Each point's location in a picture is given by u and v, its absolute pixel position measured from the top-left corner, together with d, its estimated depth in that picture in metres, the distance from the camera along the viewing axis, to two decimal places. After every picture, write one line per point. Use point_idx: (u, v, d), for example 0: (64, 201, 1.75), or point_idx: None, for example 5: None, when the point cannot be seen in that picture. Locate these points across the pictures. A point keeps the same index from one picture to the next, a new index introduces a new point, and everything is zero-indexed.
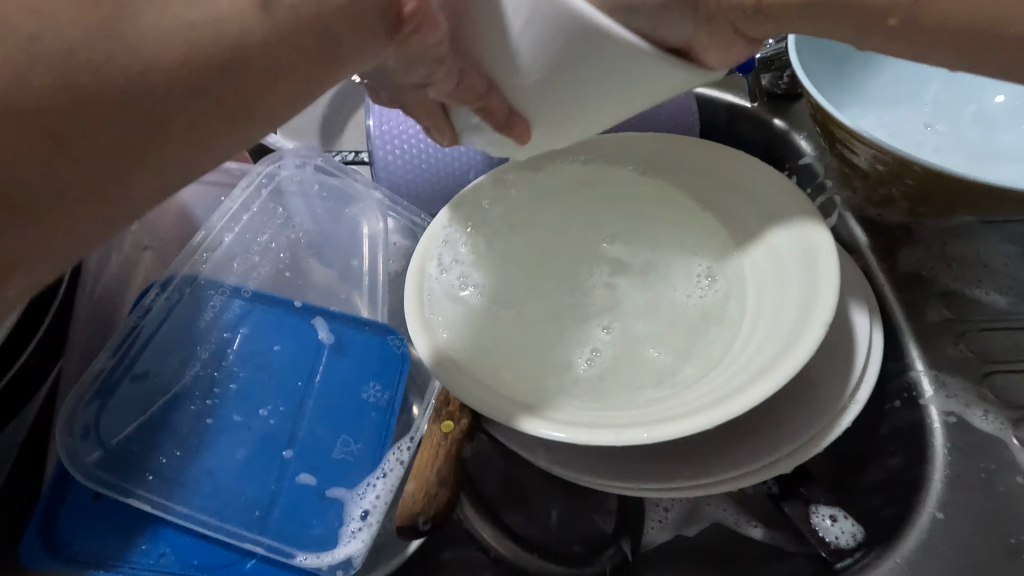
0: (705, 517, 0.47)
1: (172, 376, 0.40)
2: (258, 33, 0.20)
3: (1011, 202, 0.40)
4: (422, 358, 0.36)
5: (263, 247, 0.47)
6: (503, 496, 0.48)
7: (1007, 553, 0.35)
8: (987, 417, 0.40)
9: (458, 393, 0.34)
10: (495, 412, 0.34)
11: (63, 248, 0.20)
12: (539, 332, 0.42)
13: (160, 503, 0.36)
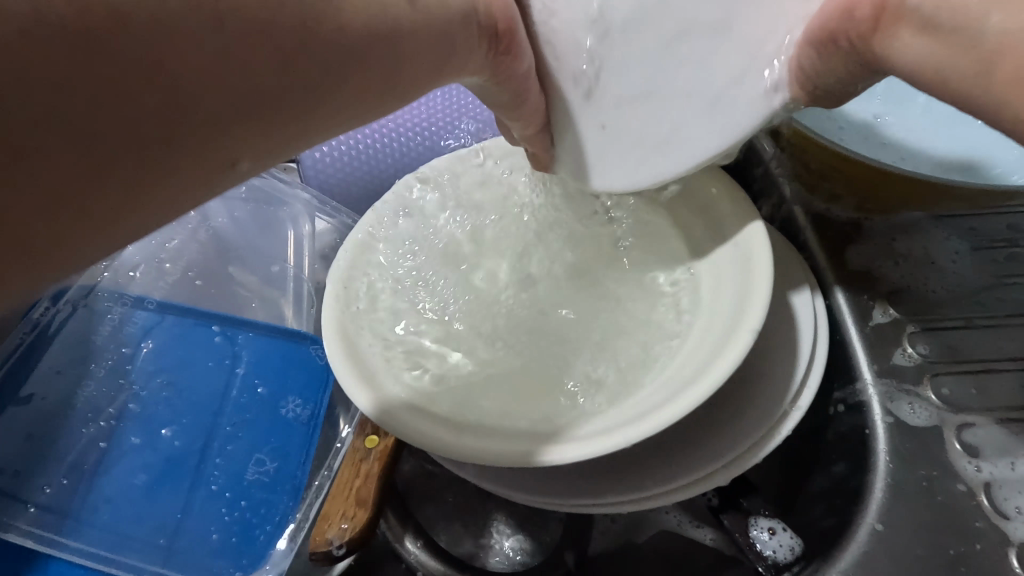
0: (651, 523, 0.45)
1: (64, 397, 0.37)
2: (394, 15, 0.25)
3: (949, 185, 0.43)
4: (369, 412, 0.32)
5: (175, 253, 0.44)
6: (441, 512, 0.46)
7: (945, 565, 0.34)
8: (917, 411, 0.39)
9: (416, 437, 0.31)
10: (515, 461, 0.30)
11: (230, 145, 0.20)
12: (513, 359, 0.39)
13: (46, 538, 0.34)
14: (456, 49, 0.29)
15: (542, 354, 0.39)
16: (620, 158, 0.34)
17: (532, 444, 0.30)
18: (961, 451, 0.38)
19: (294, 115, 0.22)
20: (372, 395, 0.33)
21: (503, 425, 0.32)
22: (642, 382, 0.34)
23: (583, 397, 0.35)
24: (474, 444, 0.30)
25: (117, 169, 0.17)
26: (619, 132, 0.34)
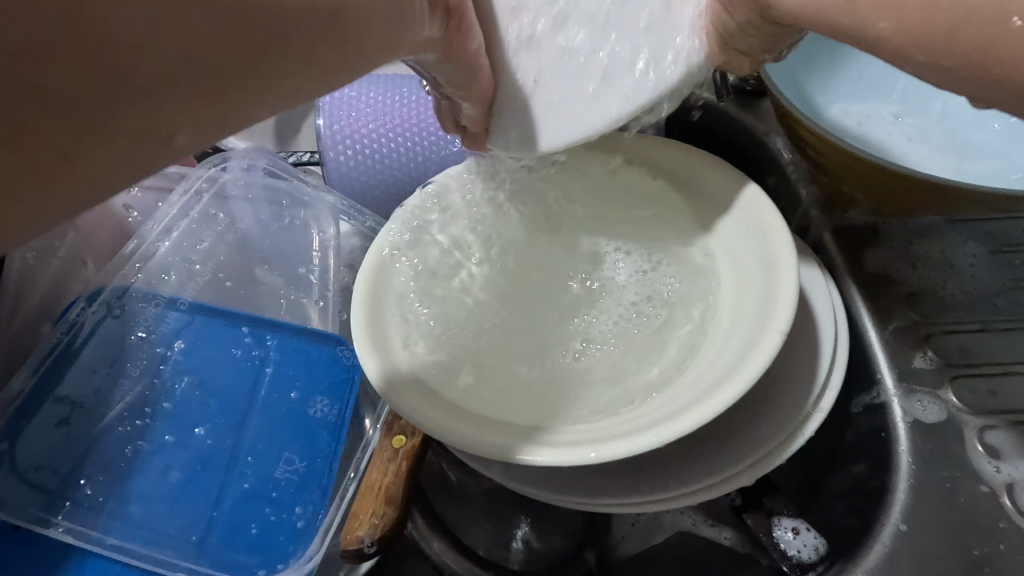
0: (669, 525, 0.46)
1: (99, 396, 0.38)
2: None
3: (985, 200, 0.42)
4: (374, 380, 0.34)
5: (203, 255, 0.45)
6: (466, 514, 0.46)
7: (969, 566, 0.34)
8: (927, 408, 0.40)
9: (448, 437, 0.32)
10: (494, 453, 0.31)
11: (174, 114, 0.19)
12: (520, 354, 0.40)
13: (85, 534, 0.34)
14: (412, 19, 0.28)
15: (543, 350, 0.40)
16: (563, 121, 0.35)
17: (513, 440, 0.31)
18: (983, 452, 0.38)
19: (235, 85, 0.21)
20: (379, 363, 0.35)
21: (545, 428, 0.33)
22: (670, 384, 0.35)
23: (596, 398, 0.36)
24: (451, 428, 0.32)
25: (41, 128, 0.16)
26: (552, 92, 0.35)
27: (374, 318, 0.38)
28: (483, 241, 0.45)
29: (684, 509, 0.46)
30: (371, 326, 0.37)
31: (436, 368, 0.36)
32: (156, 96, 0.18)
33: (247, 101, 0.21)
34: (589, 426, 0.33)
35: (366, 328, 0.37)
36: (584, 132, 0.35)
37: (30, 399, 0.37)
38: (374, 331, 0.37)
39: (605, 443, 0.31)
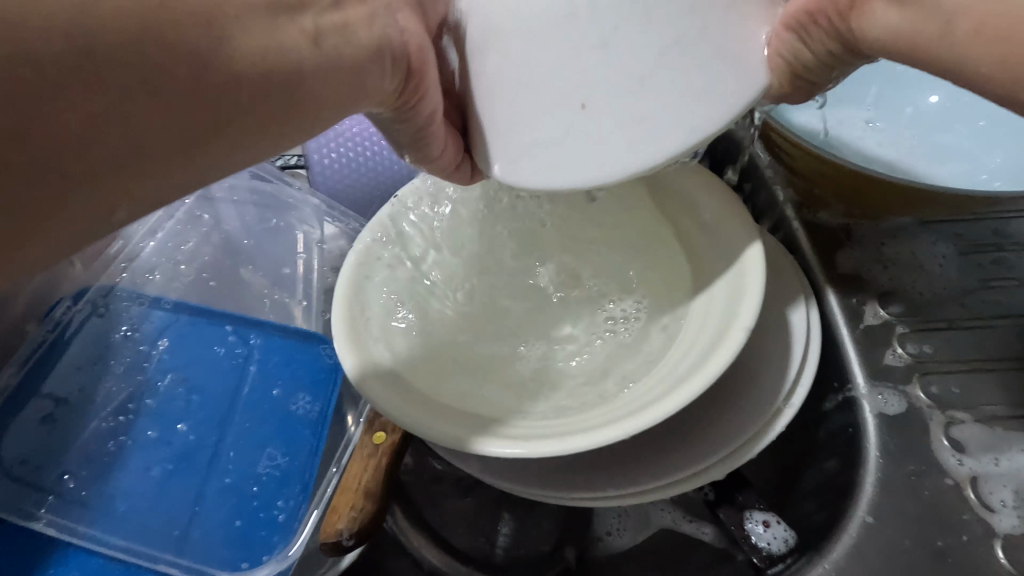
0: (652, 522, 0.46)
1: (84, 392, 0.38)
2: (311, 60, 0.26)
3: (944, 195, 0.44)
4: (353, 373, 0.34)
5: (188, 256, 0.46)
6: (452, 512, 0.47)
7: (932, 556, 0.35)
8: (889, 401, 0.41)
9: (415, 429, 0.33)
10: (453, 445, 0.32)
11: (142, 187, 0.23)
12: (493, 359, 0.42)
13: (67, 527, 0.35)
14: (372, 83, 0.29)
15: (517, 359, 0.42)
16: (541, 154, 0.28)
17: (470, 433, 0.33)
18: (949, 447, 0.39)
19: (175, 149, 0.23)
20: (360, 354, 0.36)
21: (507, 420, 0.35)
22: (639, 382, 0.36)
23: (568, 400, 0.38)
24: (424, 420, 0.33)
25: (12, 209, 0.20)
26: (544, 114, 0.27)
27: (359, 286, 0.39)
28: (468, 241, 0.46)
29: (660, 506, 0.47)
30: (356, 298, 0.39)
31: (410, 355, 0.38)
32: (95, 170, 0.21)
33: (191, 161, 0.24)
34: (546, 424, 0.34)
35: (347, 312, 0.38)
36: (583, 168, 0.27)
37: (14, 396, 0.37)
38: (359, 307, 0.38)
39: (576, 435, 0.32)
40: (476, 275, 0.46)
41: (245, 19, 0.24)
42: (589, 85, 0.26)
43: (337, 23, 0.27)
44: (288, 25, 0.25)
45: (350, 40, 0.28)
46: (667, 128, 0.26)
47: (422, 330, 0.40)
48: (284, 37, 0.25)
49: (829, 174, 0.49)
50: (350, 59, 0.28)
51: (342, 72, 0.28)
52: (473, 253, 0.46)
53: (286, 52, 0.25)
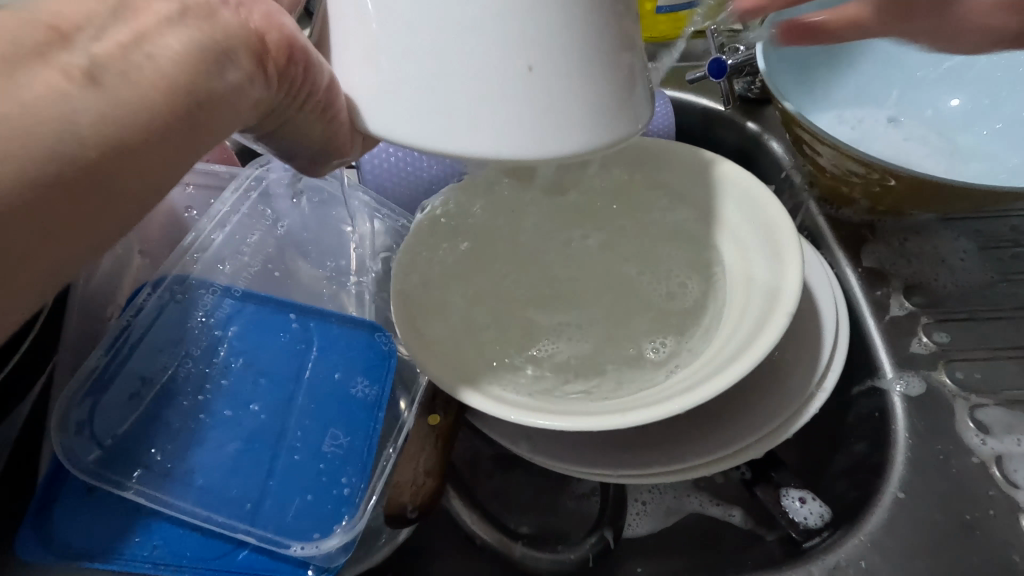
0: (684, 508, 0.49)
1: (164, 373, 0.41)
2: (93, 104, 0.23)
3: (964, 200, 0.45)
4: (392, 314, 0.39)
5: (252, 248, 0.48)
6: (496, 496, 0.49)
7: (960, 529, 0.38)
8: (910, 383, 0.44)
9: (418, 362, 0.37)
10: (444, 383, 0.36)
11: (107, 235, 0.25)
12: (527, 335, 0.45)
13: (154, 496, 0.37)
14: (214, 66, 0.26)
15: (553, 336, 0.45)
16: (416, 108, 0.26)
17: (451, 379, 0.36)
18: (974, 428, 0.41)
19: (97, 213, 0.24)
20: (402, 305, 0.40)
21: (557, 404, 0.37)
22: (691, 364, 0.38)
23: (605, 380, 0.41)
24: (429, 360, 0.37)
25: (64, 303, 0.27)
26: (463, 56, 0.24)
27: (411, 257, 0.43)
28: (516, 236, 0.50)
29: (691, 492, 0.49)
30: (417, 263, 0.43)
31: (444, 318, 0.42)
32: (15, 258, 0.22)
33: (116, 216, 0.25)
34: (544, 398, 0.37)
35: (400, 270, 0.42)
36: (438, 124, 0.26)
37: (102, 375, 0.40)
38: (407, 271, 0.42)
39: (638, 411, 0.34)
40: (516, 270, 0.49)
41: (99, 76, 0.23)
42: (530, 40, 0.24)
43: (172, 59, 0.24)
44: (131, 71, 0.24)
45: (214, 80, 0.26)
46: (543, 122, 0.25)
47: (467, 313, 0.44)
48: (36, 89, 0.22)
49: (842, 175, 0.50)
50: (234, 98, 0.27)
51: (217, 104, 0.26)
52: (516, 248, 0.50)
53: (131, 123, 0.23)
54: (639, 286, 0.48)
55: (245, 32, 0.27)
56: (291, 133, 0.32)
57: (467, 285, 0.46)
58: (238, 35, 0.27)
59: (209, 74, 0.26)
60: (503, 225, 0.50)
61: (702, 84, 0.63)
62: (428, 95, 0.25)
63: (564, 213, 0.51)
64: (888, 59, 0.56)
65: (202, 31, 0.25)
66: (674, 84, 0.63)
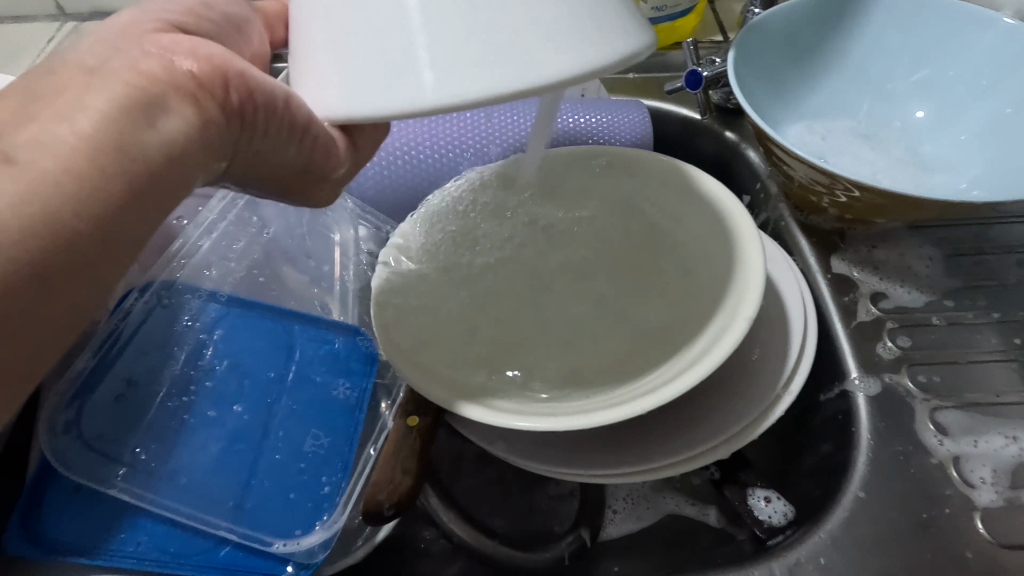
0: (659, 508, 0.50)
1: (149, 375, 0.42)
2: (48, 176, 0.26)
3: (917, 210, 0.47)
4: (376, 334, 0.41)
5: (239, 254, 0.50)
6: (477, 496, 0.50)
7: (917, 526, 0.39)
8: (870, 385, 0.45)
9: (405, 376, 0.38)
10: (433, 396, 0.38)
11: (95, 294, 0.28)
12: (515, 332, 0.46)
13: (140, 494, 0.38)
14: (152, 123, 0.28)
15: (540, 332, 0.47)
16: (388, 74, 0.25)
17: (438, 392, 0.38)
18: (933, 429, 0.43)
19: (78, 275, 0.27)
20: (383, 323, 0.42)
21: (537, 408, 0.39)
22: (661, 365, 0.40)
23: (584, 378, 0.43)
24: (416, 375, 0.39)
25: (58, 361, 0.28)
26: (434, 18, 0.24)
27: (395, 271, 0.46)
28: (494, 242, 0.51)
29: (667, 492, 0.50)
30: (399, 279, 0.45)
31: (428, 326, 0.44)
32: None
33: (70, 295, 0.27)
34: (526, 403, 0.39)
35: (383, 288, 0.44)
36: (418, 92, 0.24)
37: (89, 376, 0.41)
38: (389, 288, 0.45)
39: (607, 412, 0.36)
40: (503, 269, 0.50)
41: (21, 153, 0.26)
42: None
43: (88, 129, 0.27)
44: (50, 141, 0.27)
45: (141, 135, 0.28)
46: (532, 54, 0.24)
47: (451, 315, 0.46)
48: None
49: (809, 189, 0.52)
50: (156, 154, 0.28)
51: (152, 160, 0.28)
52: (504, 249, 0.51)
53: (49, 206, 0.26)
54: (614, 285, 0.49)
55: (174, 80, 0.29)
56: (265, 164, 0.35)
57: (454, 288, 0.48)
58: (173, 84, 0.29)
59: (135, 129, 0.28)
60: (485, 231, 0.51)
61: (681, 95, 0.65)
62: (381, 64, 0.25)
63: (551, 213, 0.52)
64: (860, 71, 0.58)
65: (132, 87, 0.28)
66: (655, 94, 0.65)
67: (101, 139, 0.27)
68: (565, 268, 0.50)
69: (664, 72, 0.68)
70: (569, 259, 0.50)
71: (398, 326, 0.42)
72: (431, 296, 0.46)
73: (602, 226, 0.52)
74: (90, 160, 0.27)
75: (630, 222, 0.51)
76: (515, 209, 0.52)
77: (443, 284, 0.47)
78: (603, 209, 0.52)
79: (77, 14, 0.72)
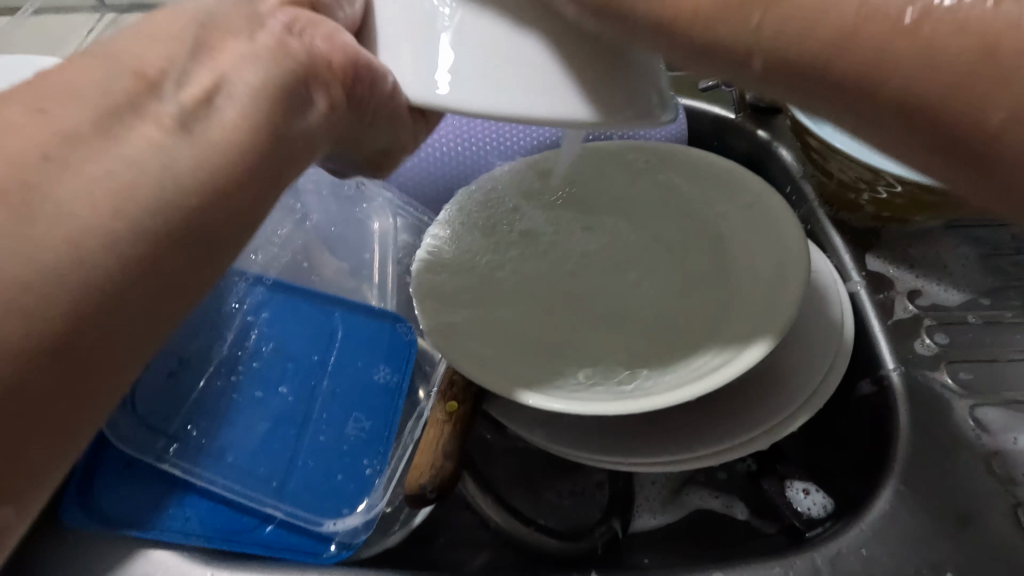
0: (687, 504, 0.49)
1: (201, 355, 0.44)
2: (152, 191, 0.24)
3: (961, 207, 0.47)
4: (422, 320, 0.42)
5: (282, 240, 0.51)
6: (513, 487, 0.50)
7: (960, 521, 0.39)
8: (913, 379, 0.45)
9: (454, 360, 0.40)
10: (482, 378, 0.39)
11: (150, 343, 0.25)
12: (558, 318, 0.47)
13: (189, 469, 0.40)
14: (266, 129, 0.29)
15: (581, 318, 0.47)
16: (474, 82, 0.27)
17: (486, 376, 0.39)
18: (973, 425, 0.43)
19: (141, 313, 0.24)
20: (426, 308, 0.43)
21: (585, 393, 0.39)
22: (705, 352, 0.41)
23: (625, 365, 0.43)
24: (464, 358, 0.40)
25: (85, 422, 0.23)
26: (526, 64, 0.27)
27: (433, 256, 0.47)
28: (531, 232, 0.52)
29: (690, 489, 0.49)
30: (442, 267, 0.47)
31: (469, 311, 0.45)
32: (96, 329, 0.23)
33: (186, 285, 0.26)
34: (570, 387, 0.40)
35: (425, 275, 0.46)
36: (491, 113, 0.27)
37: None
38: (431, 272, 0.46)
39: (650, 398, 0.37)
40: (539, 259, 0.50)
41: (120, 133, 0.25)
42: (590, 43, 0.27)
43: (243, 111, 0.28)
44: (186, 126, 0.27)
45: (289, 120, 0.30)
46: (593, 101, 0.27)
47: (494, 300, 0.47)
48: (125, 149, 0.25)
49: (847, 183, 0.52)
50: (300, 137, 0.30)
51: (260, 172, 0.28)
52: (537, 240, 0.51)
53: (212, 175, 0.26)
54: (649, 280, 0.49)
55: (311, 67, 0.31)
56: (359, 146, 0.37)
57: (495, 274, 0.49)
58: (312, 73, 0.31)
59: (284, 115, 0.29)
60: (522, 222, 0.52)
61: (714, 93, 0.65)
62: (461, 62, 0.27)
63: (586, 207, 0.53)
64: None
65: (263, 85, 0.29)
66: (688, 92, 0.65)
67: (258, 119, 0.28)
68: (617, 263, 0.50)
69: (696, 71, 0.68)
70: (611, 251, 0.51)
71: (440, 309, 0.44)
72: (476, 281, 0.47)
73: (638, 219, 0.52)
74: (253, 137, 0.28)
75: (666, 216, 0.52)
76: (552, 202, 0.53)
77: (484, 270, 0.49)
78: (640, 204, 0.52)
79: (121, 6, 0.75)
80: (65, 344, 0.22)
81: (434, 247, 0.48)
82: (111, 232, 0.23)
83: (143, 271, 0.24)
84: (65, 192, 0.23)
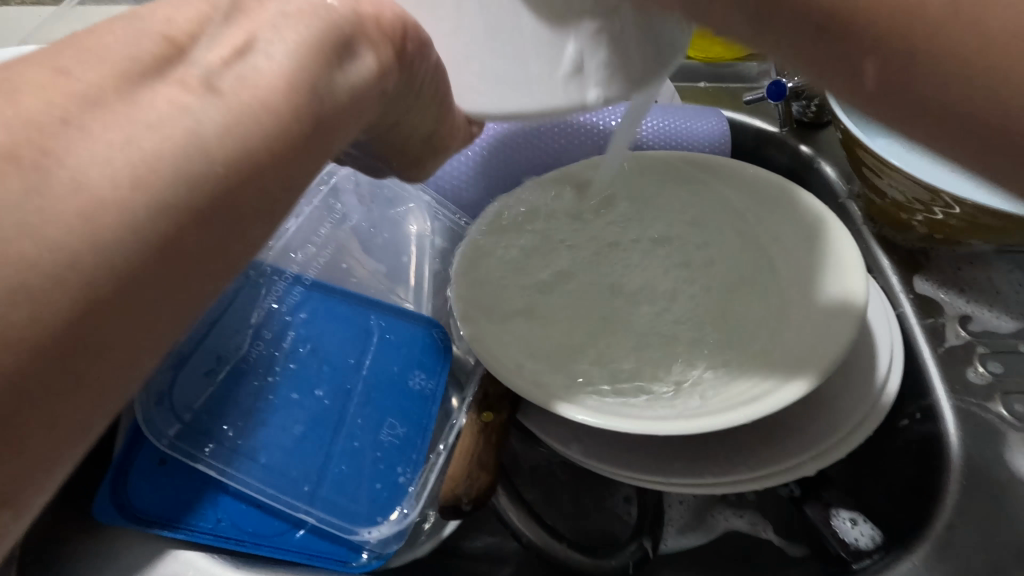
0: (711, 525, 0.47)
1: (238, 353, 0.43)
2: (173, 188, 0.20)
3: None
4: (464, 329, 0.41)
5: (322, 239, 0.50)
6: (542, 502, 0.49)
7: (1016, 558, 0.38)
8: (969, 411, 0.44)
9: (499, 372, 0.39)
10: (529, 391, 0.38)
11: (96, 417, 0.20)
12: (597, 331, 0.46)
13: (223, 469, 0.39)
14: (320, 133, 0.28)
15: (619, 334, 0.46)
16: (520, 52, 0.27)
17: (532, 390, 0.38)
18: None
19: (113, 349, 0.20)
20: (468, 317, 0.42)
21: (631, 411, 0.38)
22: (755, 372, 0.39)
23: (668, 384, 0.42)
24: (509, 370, 0.39)
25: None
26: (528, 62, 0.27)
27: (471, 258, 0.46)
28: (570, 241, 0.51)
29: (715, 509, 0.48)
30: (484, 273, 0.46)
31: (508, 324, 0.44)
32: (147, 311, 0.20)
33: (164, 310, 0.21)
34: (615, 404, 0.39)
35: (466, 282, 0.45)
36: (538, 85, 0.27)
37: (182, 350, 0.42)
38: (474, 280, 0.45)
39: (703, 418, 0.36)
40: (578, 270, 0.50)
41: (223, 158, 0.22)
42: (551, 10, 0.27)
43: (286, 65, 0.23)
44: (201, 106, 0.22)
45: (333, 76, 0.25)
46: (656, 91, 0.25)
47: (534, 313, 0.46)
48: None
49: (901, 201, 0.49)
50: (343, 98, 0.26)
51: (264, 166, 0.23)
52: (576, 247, 0.51)
53: (245, 130, 0.22)
54: (689, 297, 0.48)
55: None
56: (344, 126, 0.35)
57: (534, 285, 0.48)
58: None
59: (330, 69, 0.25)
60: (561, 232, 0.51)
61: (757, 106, 0.63)
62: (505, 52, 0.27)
63: (629, 218, 0.52)
64: None
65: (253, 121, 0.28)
66: (730, 105, 0.64)
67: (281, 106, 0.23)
68: (662, 278, 0.49)
69: (736, 83, 0.67)
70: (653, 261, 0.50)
71: (479, 318, 0.43)
72: (517, 290, 0.47)
73: (679, 231, 0.51)
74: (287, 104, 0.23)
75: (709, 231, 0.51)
76: (593, 208, 0.52)
77: (525, 279, 0.48)
78: (683, 216, 0.52)
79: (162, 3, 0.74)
80: (56, 353, 0.18)
81: (476, 245, 0.47)
82: (131, 201, 0.19)
83: (189, 233, 0.21)
84: (82, 157, 0.19)
